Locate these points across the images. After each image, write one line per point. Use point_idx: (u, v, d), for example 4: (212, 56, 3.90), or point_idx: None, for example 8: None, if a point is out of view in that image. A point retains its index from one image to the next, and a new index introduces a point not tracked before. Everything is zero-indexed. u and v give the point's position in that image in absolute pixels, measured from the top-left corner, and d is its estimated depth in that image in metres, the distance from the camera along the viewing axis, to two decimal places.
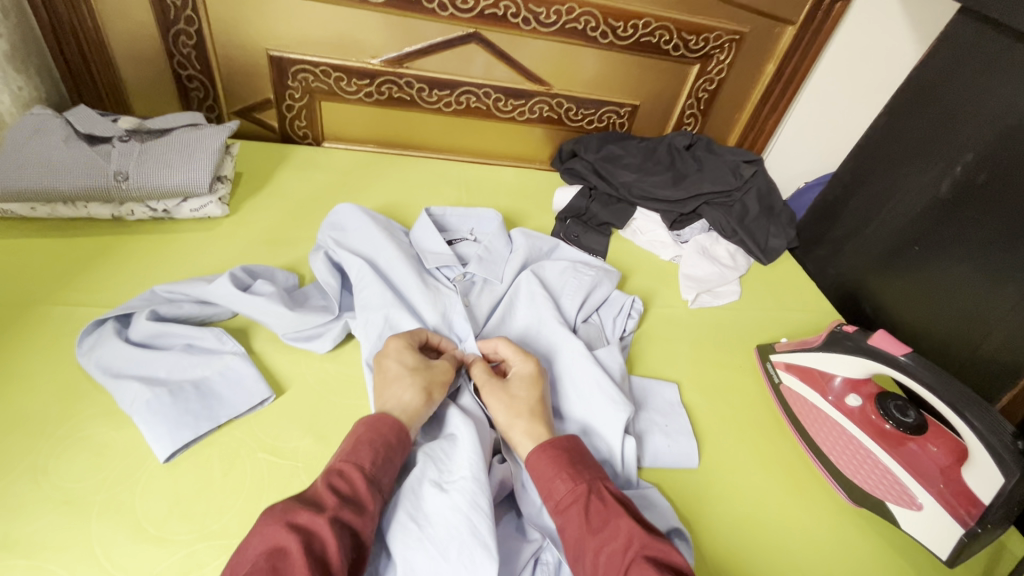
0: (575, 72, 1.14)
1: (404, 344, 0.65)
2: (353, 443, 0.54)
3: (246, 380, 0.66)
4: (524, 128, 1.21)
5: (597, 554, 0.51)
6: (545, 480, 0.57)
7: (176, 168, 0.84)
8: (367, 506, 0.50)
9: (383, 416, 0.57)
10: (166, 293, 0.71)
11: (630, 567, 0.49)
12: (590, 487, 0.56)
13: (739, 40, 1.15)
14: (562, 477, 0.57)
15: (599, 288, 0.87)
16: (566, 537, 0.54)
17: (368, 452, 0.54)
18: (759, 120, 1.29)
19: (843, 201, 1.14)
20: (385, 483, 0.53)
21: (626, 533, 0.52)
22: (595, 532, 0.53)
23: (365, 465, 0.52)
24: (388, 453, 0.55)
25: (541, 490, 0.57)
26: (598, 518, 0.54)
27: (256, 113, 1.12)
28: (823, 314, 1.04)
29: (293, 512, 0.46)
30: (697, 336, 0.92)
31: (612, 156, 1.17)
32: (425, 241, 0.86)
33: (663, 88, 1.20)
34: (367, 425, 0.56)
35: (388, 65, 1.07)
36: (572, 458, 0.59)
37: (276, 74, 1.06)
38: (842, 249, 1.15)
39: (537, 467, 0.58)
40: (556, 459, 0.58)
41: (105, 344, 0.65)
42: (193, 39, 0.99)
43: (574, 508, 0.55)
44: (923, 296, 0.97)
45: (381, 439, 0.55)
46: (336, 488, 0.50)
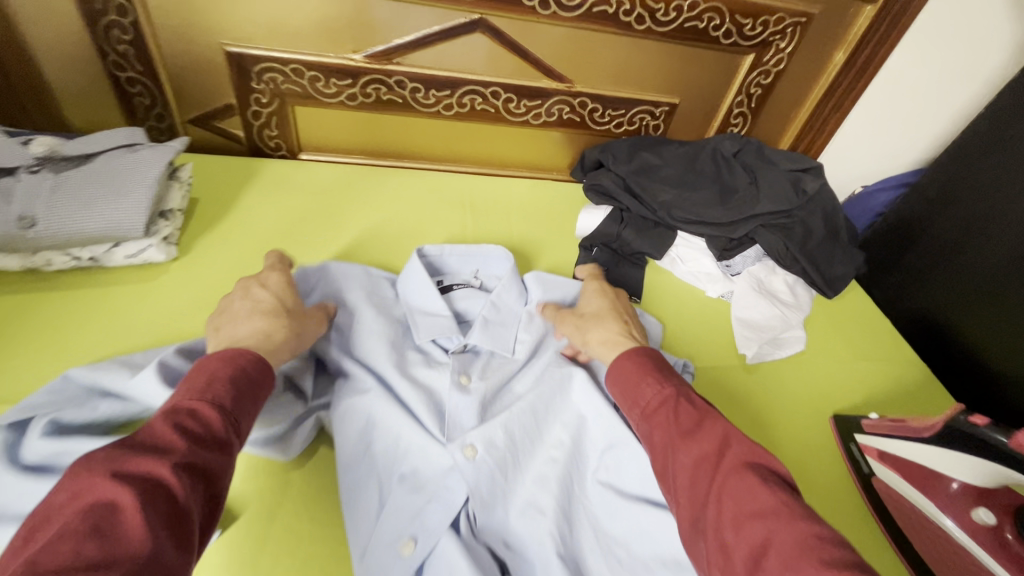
0: (603, 66, 0.93)
1: (283, 280, 0.62)
2: (205, 380, 0.46)
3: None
4: (539, 132, 1.01)
5: (691, 453, 0.49)
6: (631, 387, 0.56)
7: (99, 209, 0.66)
8: (225, 448, 0.43)
9: (242, 348, 0.51)
10: (83, 383, 0.54)
11: (726, 473, 0.47)
12: (678, 392, 0.55)
13: (804, 24, 0.92)
14: (649, 382, 0.56)
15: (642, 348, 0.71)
16: (654, 442, 0.52)
17: (227, 391, 0.46)
18: (819, 118, 1.06)
19: (925, 222, 0.95)
20: (245, 428, 0.46)
21: (722, 437, 0.50)
22: (689, 433, 0.50)
23: (225, 404, 0.45)
24: (249, 390, 0.48)
25: (625, 392, 0.56)
26: (689, 420, 0.51)
27: (216, 122, 0.92)
28: (906, 366, 0.86)
29: (122, 460, 0.37)
30: (759, 406, 0.75)
31: (646, 169, 0.97)
32: (415, 295, 0.68)
33: (707, 84, 0.98)
34: (224, 360, 0.48)
35: (373, 61, 0.87)
36: (656, 369, 0.57)
37: (237, 74, 0.86)
38: (922, 278, 0.96)
39: (621, 370, 0.58)
40: (642, 364, 0.58)
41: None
42: (129, 33, 0.80)
43: (663, 411, 0.53)
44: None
45: (242, 379, 0.47)
46: (184, 429, 0.41)
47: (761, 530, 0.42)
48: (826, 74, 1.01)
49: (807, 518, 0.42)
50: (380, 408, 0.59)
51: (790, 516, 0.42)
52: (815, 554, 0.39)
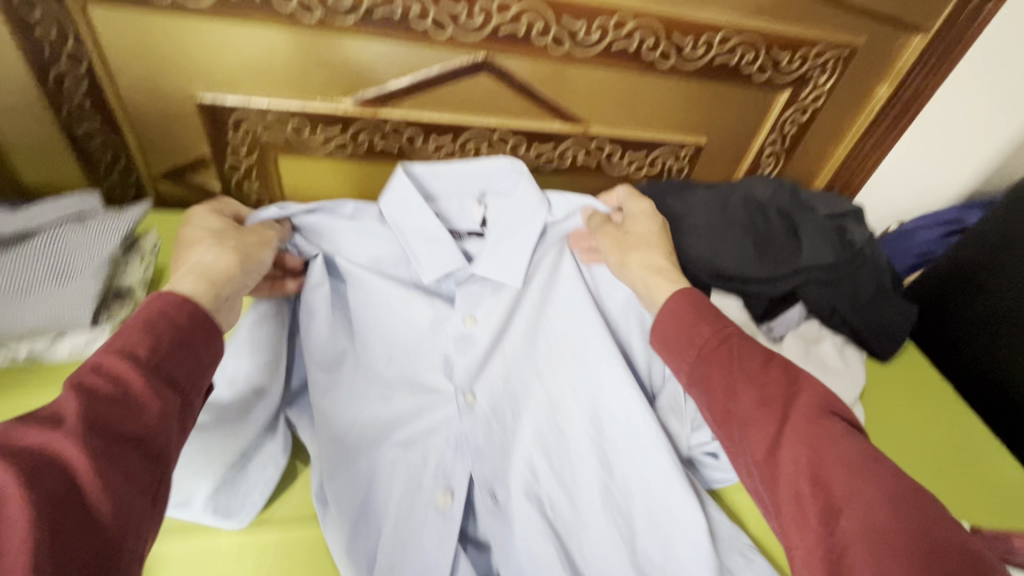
0: (622, 106, 0.83)
1: (206, 211, 0.61)
2: (127, 329, 0.42)
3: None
4: (549, 177, 0.92)
5: (754, 394, 0.47)
6: (686, 326, 0.53)
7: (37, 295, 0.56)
8: (148, 403, 0.39)
9: (172, 292, 0.47)
10: None
11: (798, 419, 0.44)
12: (736, 332, 0.52)
13: (848, 57, 0.82)
14: (706, 321, 0.53)
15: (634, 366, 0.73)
16: (714, 380, 0.49)
17: (148, 337, 0.42)
18: (858, 156, 0.97)
19: (987, 274, 0.85)
20: (182, 376, 0.43)
21: (789, 382, 0.47)
22: (756, 372, 0.48)
23: (141, 353, 0.41)
24: (178, 336, 0.43)
25: (677, 333, 0.54)
26: (752, 363, 0.49)
27: (189, 174, 0.82)
28: (974, 448, 0.76)
29: (13, 434, 0.34)
30: None
31: (671, 218, 0.86)
32: (422, 254, 0.71)
33: (737, 123, 0.89)
34: (149, 306, 0.44)
35: (365, 107, 0.77)
36: (708, 308, 0.55)
37: (212, 125, 0.76)
38: (986, 333, 0.86)
39: (675, 309, 0.55)
40: (696, 303, 0.55)
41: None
42: (84, 83, 0.70)
43: (722, 350, 0.50)
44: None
45: (167, 325, 0.43)
46: (91, 388, 0.38)
47: (839, 485, 0.40)
48: (868, 108, 0.91)
49: (891, 466, 0.40)
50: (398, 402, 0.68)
51: (874, 468, 0.40)
52: (904, 509, 0.37)
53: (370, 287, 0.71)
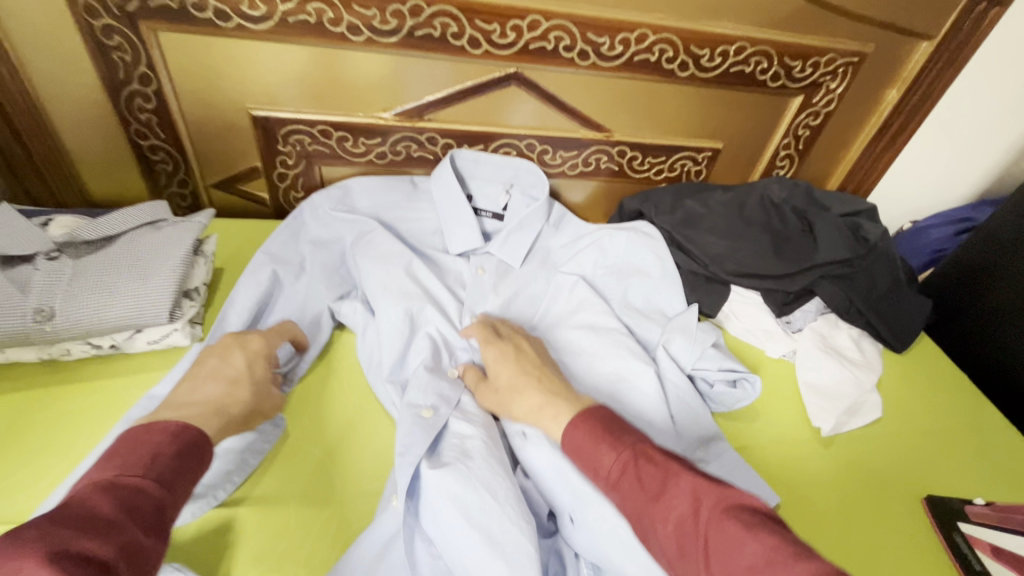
0: (643, 114, 0.88)
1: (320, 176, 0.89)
2: (150, 447, 0.42)
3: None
4: (574, 181, 0.97)
5: (666, 525, 0.43)
6: (588, 456, 0.50)
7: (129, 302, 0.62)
8: (164, 531, 0.39)
9: (191, 427, 0.46)
10: None
11: (705, 532, 0.41)
12: (636, 451, 0.48)
13: (857, 63, 0.87)
14: (606, 445, 0.49)
15: (637, 325, 0.80)
16: (629, 516, 0.46)
17: (172, 464, 0.42)
18: (868, 158, 1.01)
19: (997, 266, 0.88)
20: (182, 506, 0.42)
21: (690, 493, 0.44)
22: (656, 497, 0.44)
23: (167, 482, 0.41)
24: (194, 469, 0.44)
25: (584, 462, 0.50)
26: (654, 482, 0.46)
27: (241, 185, 0.88)
28: (999, 434, 0.78)
29: (55, 536, 0.34)
30: (840, 488, 0.68)
31: (688, 218, 0.91)
32: (444, 197, 0.84)
33: (752, 128, 0.93)
34: (172, 431, 0.44)
35: (403, 119, 0.83)
36: (610, 427, 0.51)
37: (264, 139, 0.83)
38: (1000, 326, 0.88)
39: (574, 440, 0.52)
40: (592, 427, 0.51)
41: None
42: (151, 102, 0.76)
43: (626, 480, 0.47)
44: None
45: (188, 451, 0.44)
46: (119, 506, 0.37)
47: None
48: (878, 112, 0.95)
49: (804, 560, 0.37)
50: (388, 325, 0.70)
51: (781, 567, 0.36)
52: None
53: (371, 243, 0.79)
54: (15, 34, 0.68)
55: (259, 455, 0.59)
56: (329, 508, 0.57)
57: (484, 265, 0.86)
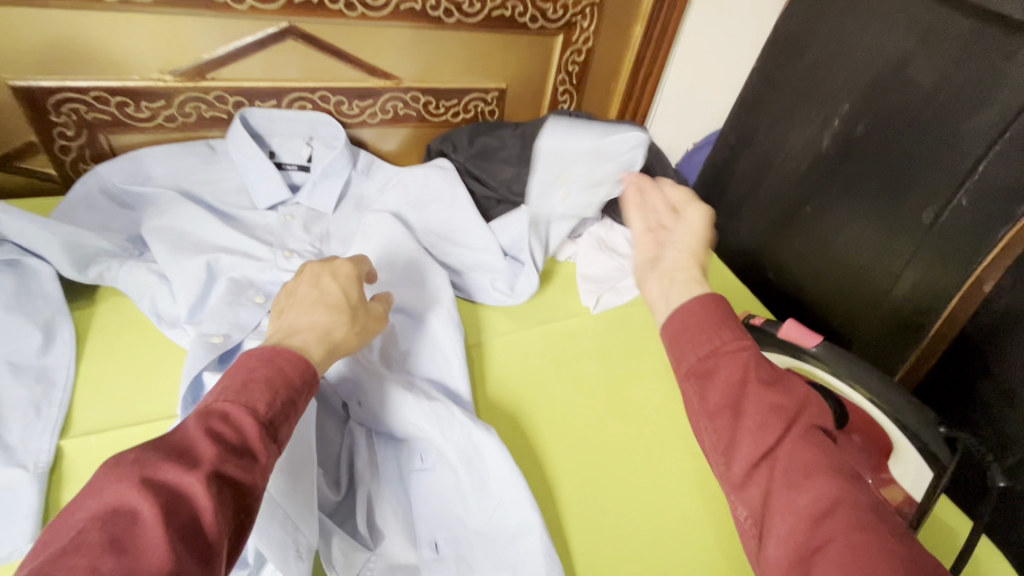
0: (426, 61, 0.98)
1: (108, 146, 0.88)
2: (246, 381, 0.42)
3: (14, 515, 0.52)
4: (381, 130, 1.04)
5: (760, 408, 0.42)
6: (698, 329, 0.46)
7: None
8: (258, 455, 0.39)
9: (287, 350, 0.46)
10: None
11: (799, 434, 0.41)
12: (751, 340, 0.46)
13: (599, 4, 1.02)
14: (729, 324, 0.45)
15: (436, 249, 0.90)
16: (716, 384, 0.43)
17: (264, 392, 0.42)
18: (635, 88, 1.19)
19: (732, 163, 1.09)
20: (283, 432, 0.42)
21: (801, 397, 0.43)
22: (767, 383, 0.42)
23: (259, 407, 0.41)
24: (292, 395, 0.44)
25: (692, 338, 0.45)
26: (768, 371, 0.44)
27: (19, 163, 0.86)
28: (728, 289, 1.00)
29: (152, 466, 0.36)
30: (605, 348, 0.84)
31: (482, 151, 1.02)
32: (239, 154, 0.88)
33: (528, 68, 1.06)
34: (264, 359, 0.44)
35: (187, 80, 0.85)
36: (731, 314, 0.47)
37: (32, 111, 0.81)
38: (738, 213, 1.09)
39: (690, 320, 0.46)
40: (719, 310, 0.46)
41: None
42: None
43: (736, 357, 0.44)
44: (829, 261, 0.91)
45: (285, 378, 0.44)
46: (218, 434, 0.38)
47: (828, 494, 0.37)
48: (631, 47, 1.12)
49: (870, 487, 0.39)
50: (178, 271, 0.74)
51: (858, 485, 0.38)
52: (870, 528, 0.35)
53: (179, 210, 0.83)
54: None
55: (55, 401, 0.61)
56: (131, 433, 0.61)
57: (292, 213, 0.91)
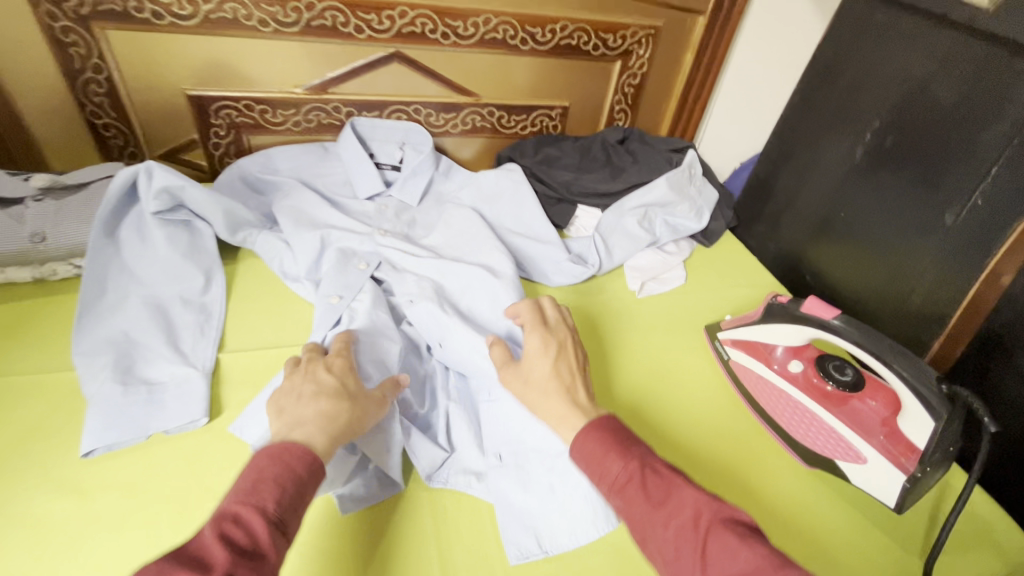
0: (502, 81, 1.15)
1: (248, 144, 1.10)
2: (254, 482, 0.49)
3: (190, 397, 0.69)
4: (461, 139, 1.23)
5: (666, 529, 0.51)
6: (598, 461, 0.57)
7: (126, 238, 0.81)
8: (267, 554, 0.45)
9: (291, 446, 0.53)
10: (156, 361, 0.73)
11: (708, 542, 0.49)
12: (642, 462, 0.56)
13: (654, 34, 1.17)
14: (614, 456, 0.56)
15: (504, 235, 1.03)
16: (629, 518, 0.53)
17: (274, 489, 0.49)
18: (685, 108, 1.32)
19: (773, 177, 1.19)
20: (290, 527, 0.48)
21: (692, 506, 0.52)
22: (660, 505, 0.52)
23: (269, 507, 0.47)
24: (297, 490, 0.50)
25: (597, 473, 0.57)
26: (658, 491, 0.53)
27: (182, 155, 1.09)
28: (765, 286, 1.09)
29: (172, 570, 0.40)
30: (647, 326, 0.95)
31: (546, 159, 1.18)
32: (347, 153, 1.07)
33: (589, 89, 1.22)
34: (272, 458, 0.51)
35: (312, 93, 1.06)
36: (617, 437, 0.59)
37: (198, 114, 1.04)
38: (778, 222, 1.19)
39: (587, 452, 0.58)
40: (603, 438, 0.58)
41: (91, 357, 0.71)
42: (104, 87, 0.96)
43: (631, 486, 0.54)
44: (865, 262, 0.98)
45: (291, 476, 0.50)
46: (230, 537, 0.44)
47: None
48: (681, 72, 1.26)
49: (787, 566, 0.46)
50: (300, 240, 0.92)
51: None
52: None
53: (301, 196, 1.02)
54: None
55: (213, 327, 0.80)
56: (267, 354, 0.79)
57: (386, 203, 1.09)
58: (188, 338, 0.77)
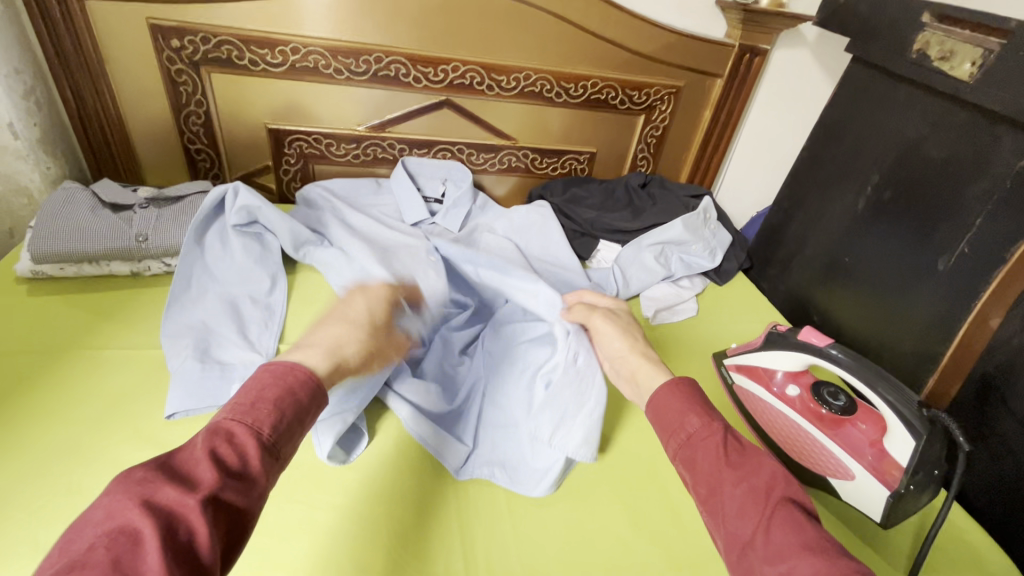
0: (537, 128, 1.30)
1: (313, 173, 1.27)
2: (253, 401, 0.51)
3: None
4: (497, 177, 1.37)
5: (734, 486, 0.54)
6: (677, 415, 0.61)
7: (210, 244, 0.95)
8: (255, 480, 0.47)
9: (297, 369, 0.55)
10: (228, 346, 0.84)
11: (774, 509, 0.51)
12: (725, 430, 0.59)
13: (676, 93, 1.31)
14: (697, 413, 0.60)
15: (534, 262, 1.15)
16: (697, 467, 0.57)
17: (268, 415, 0.50)
18: (703, 160, 1.44)
19: (784, 223, 1.28)
20: (283, 452, 0.51)
21: (768, 473, 0.54)
22: (734, 466, 0.55)
23: (261, 431, 0.49)
24: (293, 418, 0.52)
25: (674, 424, 0.61)
26: (735, 456, 0.56)
27: (256, 179, 1.26)
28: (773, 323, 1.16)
29: (155, 489, 0.42)
30: (659, 350, 1.03)
31: (574, 199, 1.31)
32: (398, 187, 1.22)
33: (615, 138, 1.36)
34: (275, 379, 0.53)
35: (372, 131, 1.23)
36: (701, 402, 0.62)
37: (275, 145, 1.21)
38: (788, 265, 1.27)
39: (670, 404, 0.62)
40: (689, 397, 0.62)
41: (175, 338, 0.83)
42: (202, 118, 1.14)
43: (707, 442, 0.58)
44: (870, 303, 1.06)
45: (291, 401, 0.52)
46: (221, 458, 0.46)
47: (803, 566, 0.46)
48: (700, 127, 1.39)
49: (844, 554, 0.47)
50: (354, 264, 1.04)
51: (828, 551, 0.47)
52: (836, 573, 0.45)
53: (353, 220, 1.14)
54: (117, 71, 1.06)
55: (275, 322, 0.92)
56: None
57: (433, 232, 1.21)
58: (256, 330, 0.89)
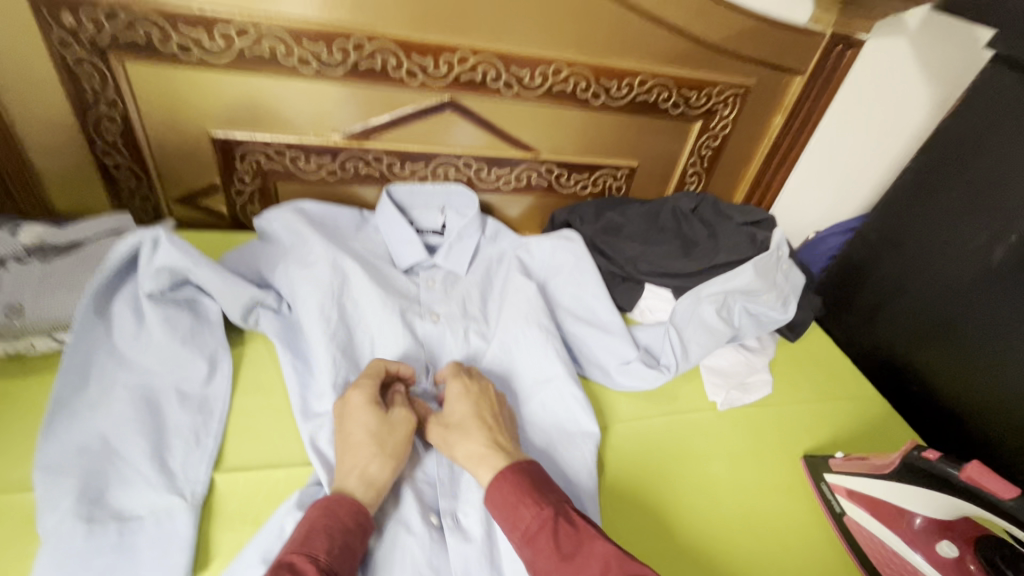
0: (564, 137, 1.01)
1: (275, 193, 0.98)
2: (306, 531, 0.52)
3: (171, 546, 0.55)
4: (511, 197, 1.09)
5: None
6: (510, 509, 0.57)
7: (119, 316, 0.68)
8: None
9: (337, 500, 0.55)
10: (132, 484, 0.58)
11: None
12: (556, 509, 0.56)
13: (743, 94, 1.02)
14: (526, 503, 0.56)
15: (564, 321, 0.89)
16: (538, 569, 0.53)
17: (322, 539, 0.51)
18: (766, 175, 1.17)
19: (871, 265, 1.02)
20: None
21: (601, 558, 0.51)
22: (568, 558, 0.52)
23: (320, 557, 0.50)
24: (345, 539, 0.52)
25: (509, 522, 0.56)
26: (568, 543, 0.53)
27: (200, 201, 0.97)
28: (864, 401, 0.92)
29: None
30: (732, 451, 0.79)
31: (610, 228, 1.03)
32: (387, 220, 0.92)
33: (662, 149, 1.08)
34: (322, 510, 0.54)
35: (352, 140, 0.93)
36: (532, 483, 0.58)
37: (223, 160, 0.91)
38: (874, 316, 1.02)
39: (499, 498, 0.58)
40: (515, 484, 0.58)
41: (53, 477, 0.56)
42: (118, 124, 0.84)
43: (542, 535, 0.54)
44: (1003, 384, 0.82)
45: (338, 522, 0.53)
46: None
47: None
48: (767, 136, 1.11)
49: None
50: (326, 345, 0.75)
51: None
52: None
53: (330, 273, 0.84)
54: None
55: (212, 435, 0.65)
56: (277, 475, 0.64)
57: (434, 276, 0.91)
58: (180, 451, 0.62)
